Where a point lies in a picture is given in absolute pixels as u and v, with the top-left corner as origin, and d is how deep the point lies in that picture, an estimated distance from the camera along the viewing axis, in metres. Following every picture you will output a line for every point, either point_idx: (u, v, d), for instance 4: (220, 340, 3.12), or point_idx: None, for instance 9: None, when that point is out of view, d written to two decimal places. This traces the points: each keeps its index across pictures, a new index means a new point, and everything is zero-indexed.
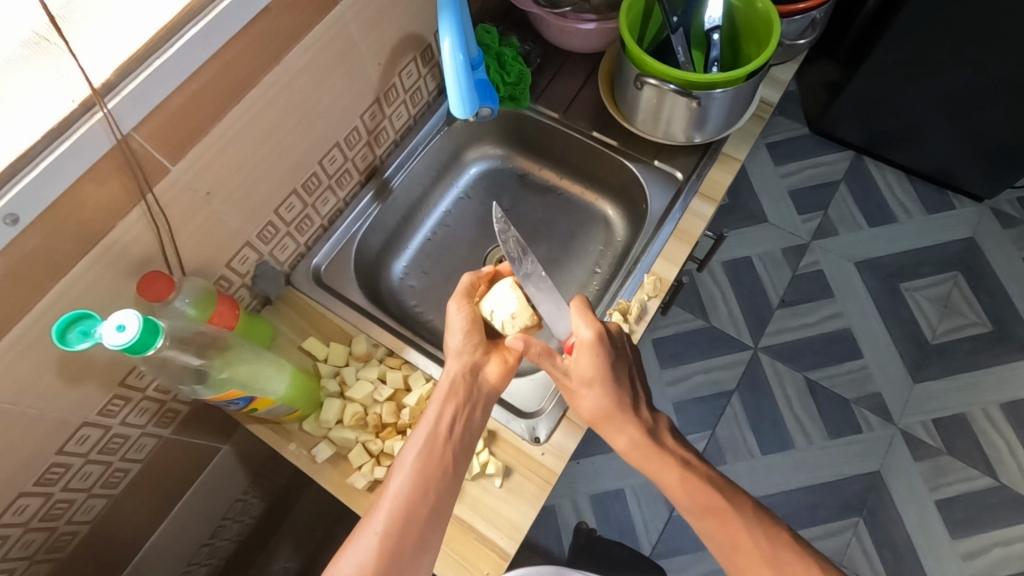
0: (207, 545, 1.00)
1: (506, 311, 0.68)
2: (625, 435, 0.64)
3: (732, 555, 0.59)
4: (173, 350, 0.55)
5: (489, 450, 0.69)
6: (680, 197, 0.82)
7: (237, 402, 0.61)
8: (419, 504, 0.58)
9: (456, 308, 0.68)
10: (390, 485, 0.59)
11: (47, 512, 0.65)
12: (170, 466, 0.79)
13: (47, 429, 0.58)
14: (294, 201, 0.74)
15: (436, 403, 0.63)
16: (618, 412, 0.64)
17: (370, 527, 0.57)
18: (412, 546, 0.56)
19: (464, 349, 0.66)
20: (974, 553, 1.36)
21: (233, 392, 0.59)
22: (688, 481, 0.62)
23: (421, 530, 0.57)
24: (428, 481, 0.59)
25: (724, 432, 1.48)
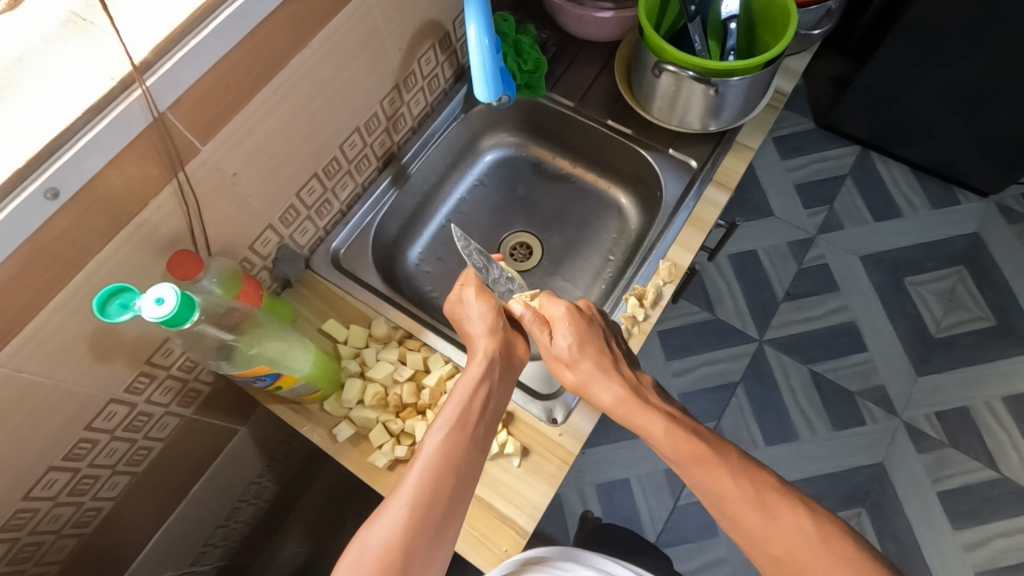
0: (222, 527, 1.01)
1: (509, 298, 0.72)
2: (611, 393, 0.65)
3: (723, 501, 0.58)
4: (206, 325, 0.56)
5: (508, 431, 0.70)
6: (694, 185, 0.83)
7: (264, 378, 0.62)
8: (448, 474, 0.57)
9: (470, 292, 0.70)
10: (422, 451, 0.58)
11: (74, 487, 0.66)
12: (192, 446, 0.81)
13: (78, 405, 0.60)
14: (315, 185, 0.75)
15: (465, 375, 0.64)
16: (599, 373, 0.66)
17: (399, 497, 0.55)
18: (441, 510, 0.55)
19: (482, 327, 0.68)
20: (976, 544, 1.38)
21: (261, 369, 0.60)
22: (671, 433, 0.62)
23: (452, 497, 0.56)
24: (460, 450, 0.59)
25: (729, 422, 1.50)
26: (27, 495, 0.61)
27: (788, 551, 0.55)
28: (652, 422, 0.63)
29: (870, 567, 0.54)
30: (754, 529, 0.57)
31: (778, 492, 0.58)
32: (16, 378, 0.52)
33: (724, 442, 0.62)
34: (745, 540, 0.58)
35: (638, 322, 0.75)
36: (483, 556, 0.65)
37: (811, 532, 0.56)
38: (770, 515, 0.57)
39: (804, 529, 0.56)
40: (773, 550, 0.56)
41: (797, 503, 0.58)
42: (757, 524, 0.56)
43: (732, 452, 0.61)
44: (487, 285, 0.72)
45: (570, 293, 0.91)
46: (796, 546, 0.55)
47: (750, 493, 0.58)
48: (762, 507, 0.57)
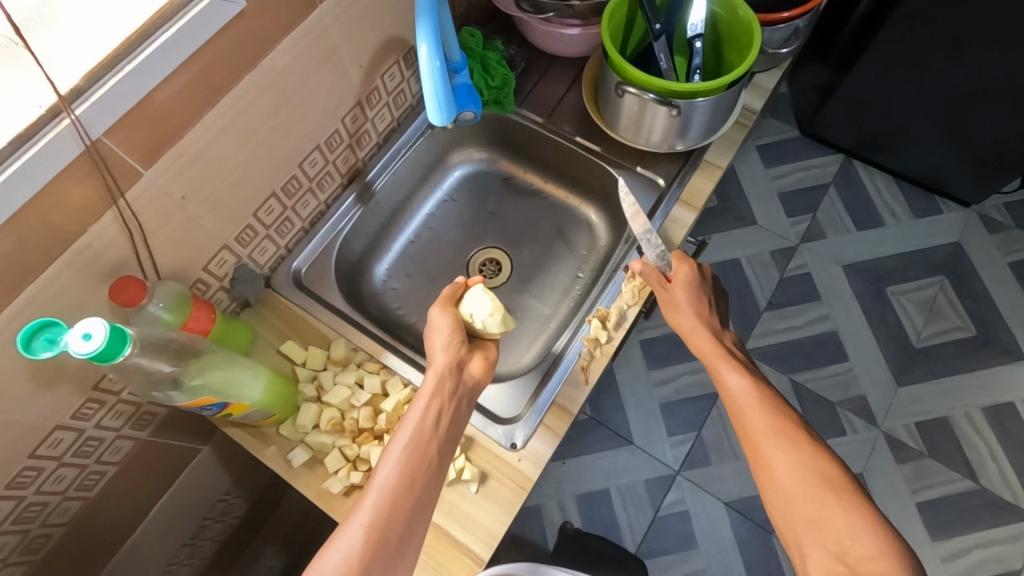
0: (187, 545, 1.00)
1: (479, 319, 0.67)
2: (692, 325, 0.69)
3: (756, 429, 0.59)
4: (142, 359, 0.54)
5: (466, 456, 0.69)
6: (662, 204, 0.82)
7: (210, 408, 0.62)
8: (405, 499, 0.55)
9: (440, 312, 0.68)
10: (379, 473, 0.56)
11: (20, 514, 0.64)
12: (148, 467, 0.79)
13: (18, 435, 0.58)
14: (273, 204, 0.74)
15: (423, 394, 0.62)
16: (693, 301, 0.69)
17: (357, 519, 0.53)
18: (394, 535, 0.53)
19: (444, 347, 0.66)
20: (954, 555, 1.48)
21: (206, 400, 0.59)
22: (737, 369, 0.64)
23: (409, 521, 0.54)
24: (416, 473, 0.57)
25: (709, 433, 1.49)
26: None
27: (792, 487, 0.55)
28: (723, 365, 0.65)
29: (872, 531, 0.50)
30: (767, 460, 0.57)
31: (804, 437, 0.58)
32: None
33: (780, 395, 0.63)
34: (759, 472, 0.58)
35: (601, 344, 0.74)
36: None
37: (818, 479, 0.54)
38: (800, 454, 0.57)
39: (828, 474, 0.55)
40: (778, 481, 0.56)
41: (819, 454, 0.57)
42: (769, 454, 0.57)
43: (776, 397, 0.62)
44: (453, 300, 0.69)
45: (539, 311, 0.90)
46: (797, 485, 0.55)
47: (775, 432, 0.58)
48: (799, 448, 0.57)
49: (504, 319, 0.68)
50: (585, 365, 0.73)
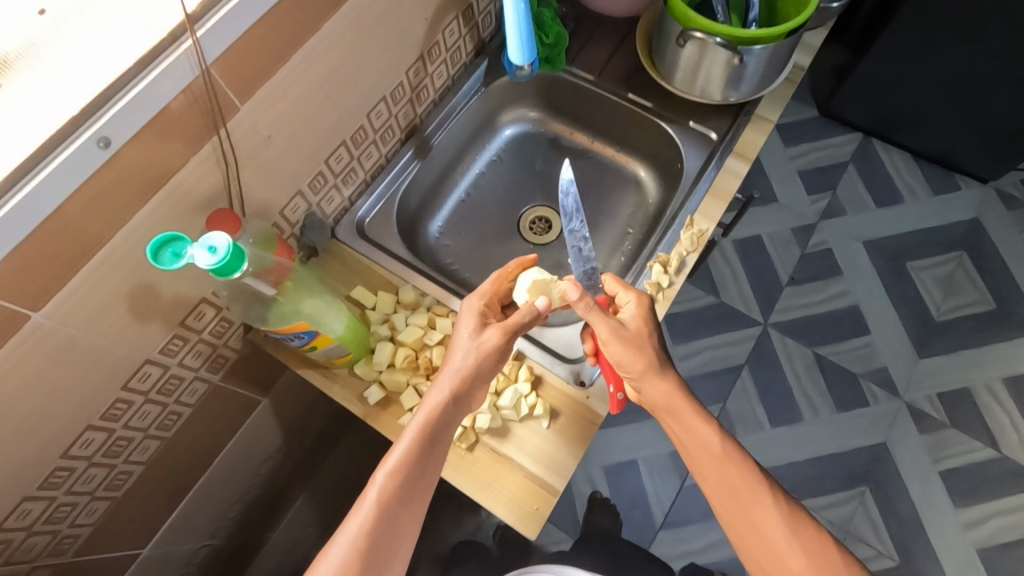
0: (241, 501, 1.03)
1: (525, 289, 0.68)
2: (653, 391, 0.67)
3: (748, 497, 0.65)
4: (250, 278, 0.57)
5: (537, 394, 0.71)
6: (715, 156, 0.84)
7: (301, 336, 0.62)
8: (398, 512, 0.58)
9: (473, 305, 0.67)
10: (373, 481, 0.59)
11: (109, 448, 0.66)
12: (217, 412, 0.81)
13: (114, 364, 0.60)
14: (342, 153, 0.76)
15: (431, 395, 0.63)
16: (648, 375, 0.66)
17: (349, 530, 0.57)
18: (379, 546, 0.57)
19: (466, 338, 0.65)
20: (976, 522, 1.55)
21: (300, 325, 0.61)
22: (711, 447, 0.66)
23: (399, 534, 0.58)
24: (410, 478, 0.59)
25: (734, 404, 1.70)
26: (65, 453, 0.61)
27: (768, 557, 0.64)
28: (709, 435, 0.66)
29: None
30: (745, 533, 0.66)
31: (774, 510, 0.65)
32: (58, 333, 0.53)
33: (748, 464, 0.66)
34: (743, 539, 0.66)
35: (663, 289, 0.76)
36: (517, 516, 0.66)
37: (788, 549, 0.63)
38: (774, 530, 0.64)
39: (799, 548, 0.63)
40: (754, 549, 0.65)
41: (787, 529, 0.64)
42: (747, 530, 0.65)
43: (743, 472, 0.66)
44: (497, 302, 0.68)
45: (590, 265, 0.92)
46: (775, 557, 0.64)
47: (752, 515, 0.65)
48: (789, 513, 0.65)
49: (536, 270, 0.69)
50: None
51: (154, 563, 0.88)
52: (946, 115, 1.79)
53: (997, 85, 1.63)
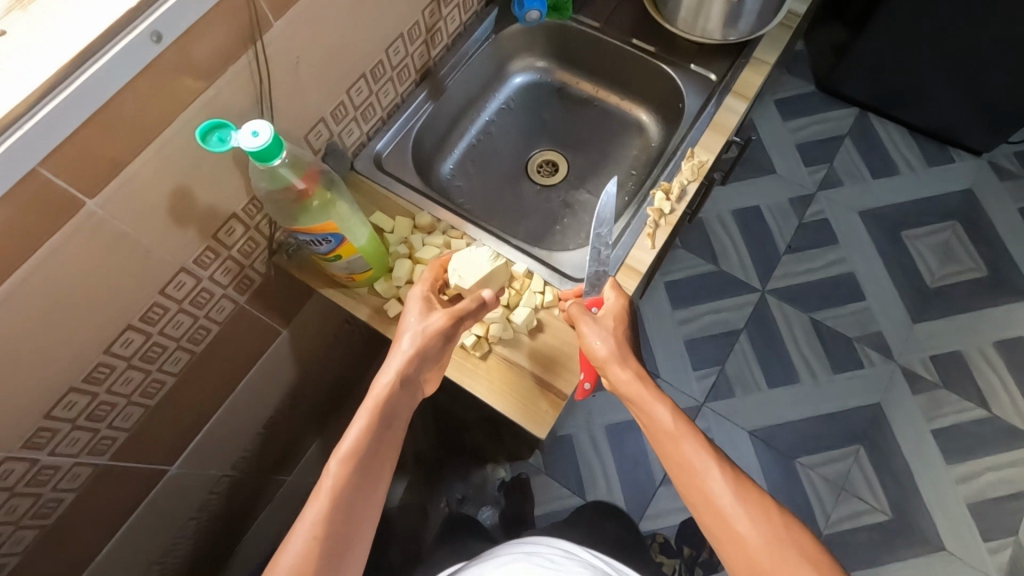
0: (259, 435, 1.07)
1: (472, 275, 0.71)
2: (624, 371, 0.68)
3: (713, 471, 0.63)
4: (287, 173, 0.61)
5: (549, 307, 0.76)
6: (714, 95, 0.88)
7: (329, 240, 0.65)
8: (355, 496, 0.59)
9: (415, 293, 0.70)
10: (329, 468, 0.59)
11: (145, 352, 0.70)
12: (241, 336, 0.85)
13: (154, 265, 0.64)
14: (362, 86, 0.80)
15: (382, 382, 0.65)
16: (614, 355, 0.68)
17: (305, 521, 0.57)
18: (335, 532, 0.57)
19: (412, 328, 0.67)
20: (967, 478, 1.60)
21: (329, 225, 0.63)
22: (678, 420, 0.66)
23: (357, 521, 0.59)
24: (367, 460, 0.61)
25: (732, 367, 1.74)
26: (107, 349, 0.65)
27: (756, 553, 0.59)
28: (661, 409, 0.66)
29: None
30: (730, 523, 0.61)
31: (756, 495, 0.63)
32: (108, 225, 0.57)
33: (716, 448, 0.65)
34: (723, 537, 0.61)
35: (665, 215, 0.80)
36: (527, 417, 0.70)
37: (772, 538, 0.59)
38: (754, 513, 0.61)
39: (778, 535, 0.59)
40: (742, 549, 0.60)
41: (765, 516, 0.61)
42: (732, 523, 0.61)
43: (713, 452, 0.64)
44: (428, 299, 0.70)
45: (595, 204, 0.96)
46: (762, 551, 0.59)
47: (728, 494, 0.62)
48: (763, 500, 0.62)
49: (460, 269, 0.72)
50: (650, 233, 0.79)
51: (181, 485, 0.92)
52: (940, 89, 1.83)
53: (989, 61, 1.68)
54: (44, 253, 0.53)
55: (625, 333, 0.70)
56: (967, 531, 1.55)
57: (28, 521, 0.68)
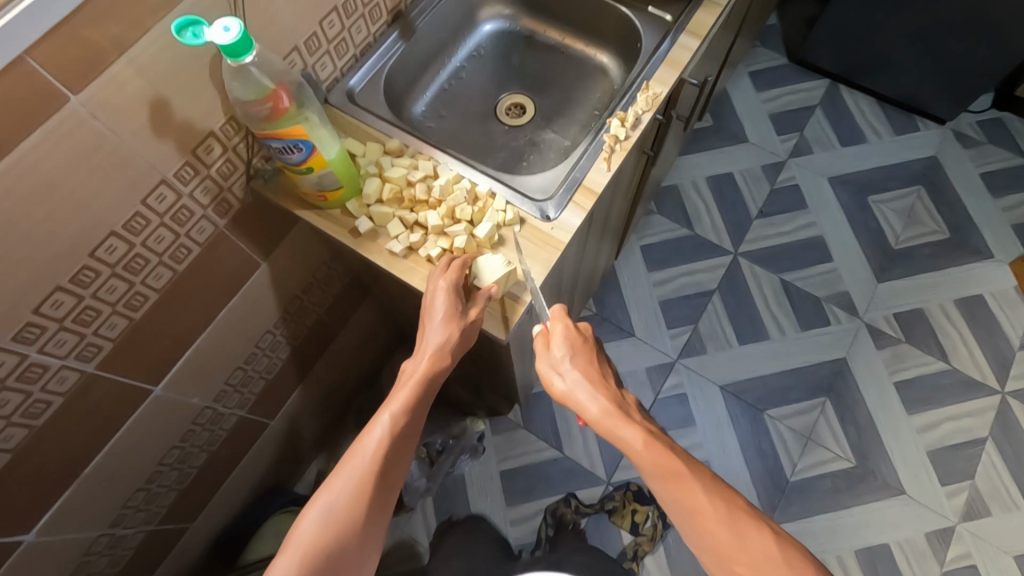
0: (241, 371, 1.11)
1: (493, 275, 0.76)
2: (597, 405, 0.76)
3: (689, 489, 0.70)
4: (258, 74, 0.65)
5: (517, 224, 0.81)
6: (670, 34, 0.93)
7: (299, 147, 0.69)
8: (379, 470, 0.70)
9: (442, 286, 0.74)
10: (368, 436, 0.71)
11: (128, 262, 0.75)
12: (222, 262, 0.90)
13: (136, 173, 0.69)
14: (334, 19, 0.84)
15: (418, 367, 0.75)
16: (585, 388, 0.77)
17: (330, 492, 0.69)
18: (374, 496, 0.70)
19: (441, 322, 0.74)
20: (927, 427, 1.67)
21: (298, 131, 0.68)
22: (650, 446, 0.72)
23: (377, 493, 0.70)
24: (402, 434, 0.72)
25: (705, 325, 1.80)
26: (93, 253, 0.69)
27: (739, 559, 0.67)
28: (630, 432, 0.73)
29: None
30: (714, 537, 0.68)
31: (736, 510, 0.70)
32: (93, 124, 0.61)
33: (696, 464, 0.73)
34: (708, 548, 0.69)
35: (621, 141, 0.85)
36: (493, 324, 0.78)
37: (750, 547, 0.67)
38: (730, 526, 0.68)
39: (752, 545, 0.67)
40: (727, 555, 0.68)
41: (741, 527, 0.68)
42: (719, 536, 0.68)
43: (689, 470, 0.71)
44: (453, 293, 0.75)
45: (560, 143, 1.02)
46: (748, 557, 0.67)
47: (708, 507, 0.69)
48: (739, 518, 0.69)
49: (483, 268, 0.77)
50: (607, 157, 0.84)
51: (166, 410, 0.97)
52: (904, 59, 1.91)
53: (947, 31, 1.75)
54: (32, 142, 0.57)
55: (594, 372, 0.79)
56: (925, 476, 1.62)
57: (18, 419, 0.72)
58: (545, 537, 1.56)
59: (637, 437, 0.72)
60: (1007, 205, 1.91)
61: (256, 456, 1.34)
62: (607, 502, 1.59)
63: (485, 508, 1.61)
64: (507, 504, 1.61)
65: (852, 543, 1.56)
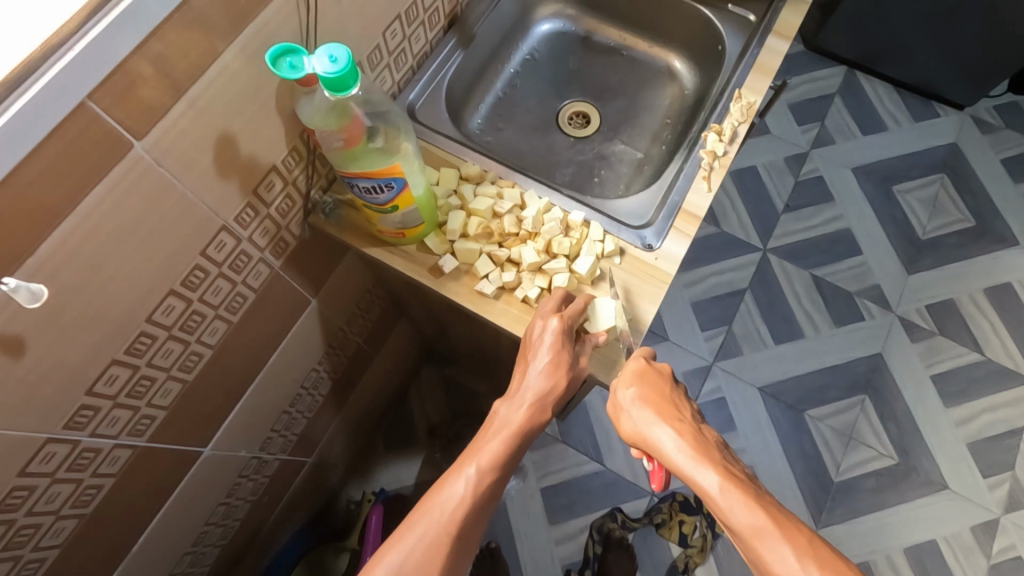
0: (286, 414, 1.01)
1: (608, 322, 0.69)
2: (667, 437, 0.61)
3: (789, 555, 0.51)
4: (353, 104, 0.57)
5: (619, 256, 0.73)
6: (755, 36, 0.86)
7: (390, 185, 0.60)
8: (461, 524, 0.57)
9: (554, 324, 0.65)
10: (448, 488, 0.59)
11: (185, 322, 0.64)
12: (275, 305, 0.80)
13: (198, 220, 0.59)
14: (397, 29, 0.74)
15: (517, 415, 0.64)
16: (656, 418, 0.63)
17: (402, 548, 0.55)
18: (451, 556, 0.56)
19: (549, 367, 0.65)
20: (966, 420, 1.66)
21: (393, 168, 0.59)
22: (733, 496, 0.55)
23: (458, 550, 0.57)
24: (487, 491, 0.60)
25: (739, 325, 1.76)
26: (149, 317, 0.59)
27: None
28: (710, 476, 0.56)
29: None
30: None
31: None
32: (155, 171, 0.51)
33: (802, 529, 0.53)
34: None
35: (719, 157, 0.77)
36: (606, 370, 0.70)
37: None
38: None
39: None
40: None
41: None
42: None
43: (789, 532, 0.52)
44: (564, 330, 0.66)
45: (631, 154, 0.94)
46: None
47: None
48: None
49: (598, 312, 0.69)
50: (705, 176, 0.76)
51: (213, 469, 0.87)
52: (924, 46, 1.87)
53: (972, 17, 1.71)
54: (92, 200, 0.47)
55: (669, 404, 0.65)
56: (966, 469, 1.61)
57: (67, 510, 0.63)
58: (593, 555, 1.50)
59: (717, 483, 0.55)
60: None
61: (293, 497, 1.24)
62: (655, 516, 1.53)
63: (528, 528, 1.54)
64: (551, 523, 1.55)
65: (900, 541, 1.55)
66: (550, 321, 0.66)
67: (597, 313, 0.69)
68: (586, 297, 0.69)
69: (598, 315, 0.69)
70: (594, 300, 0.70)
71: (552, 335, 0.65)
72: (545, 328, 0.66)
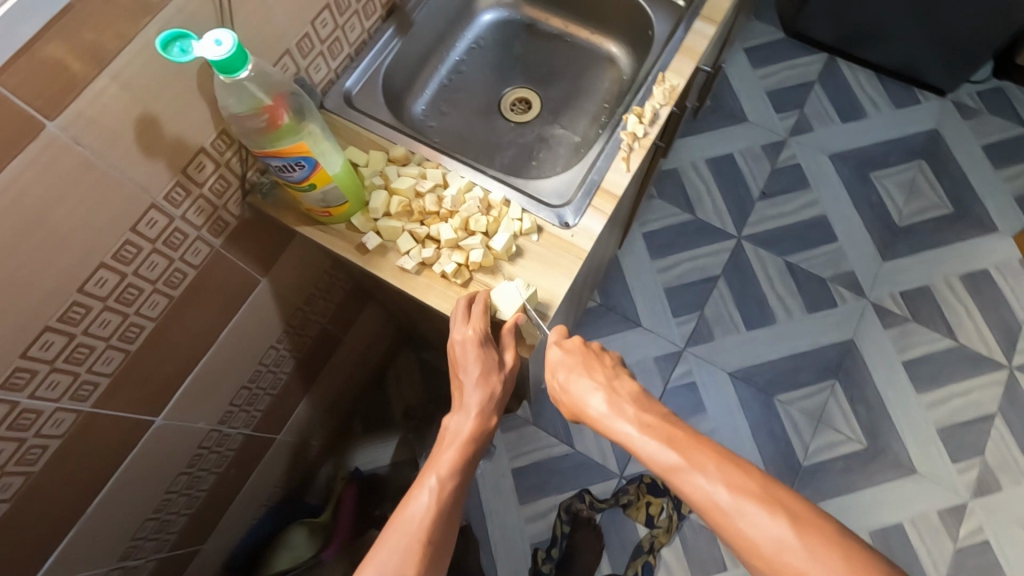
0: (246, 389, 1.06)
1: (513, 306, 0.71)
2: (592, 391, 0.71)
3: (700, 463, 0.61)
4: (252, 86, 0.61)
5: (537, 233, 0.76)
6: (683, 20, 0.88)
7: (301, 164, 0.64)
8: (436, 526, 0.61)
9: (470, 336, 0.69)
10: (413, 503, 0.63)
11: (121, 294, 0.69)
12: (220, 283, 0.84)
13: (125, 196, 0.63)
14: (327, 17, 0.78)
15: (464, 425, 0.70)
16: (581, 376, 0.73)
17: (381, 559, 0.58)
18: (427, 558, 0.59)
19: (479, 378, 0.71)
20: (937, 403, 1.67)
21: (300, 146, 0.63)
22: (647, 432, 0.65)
23: (438, 552, 0.61)
24: (452, 496, 0.64)
25: (711, 310, 1.78)
26: (82, 287, 0.64)
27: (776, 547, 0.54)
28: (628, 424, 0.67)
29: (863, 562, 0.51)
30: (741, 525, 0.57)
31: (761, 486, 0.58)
32: (74, 148, 0.56)
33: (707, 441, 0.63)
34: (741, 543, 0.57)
35: (638, 138, 0.80)
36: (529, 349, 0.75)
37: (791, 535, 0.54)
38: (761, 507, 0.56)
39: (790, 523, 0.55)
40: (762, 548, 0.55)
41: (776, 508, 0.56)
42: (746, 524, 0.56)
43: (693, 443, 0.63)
44: (482, 337, 0.70)
45: (570, 138, 0.97)
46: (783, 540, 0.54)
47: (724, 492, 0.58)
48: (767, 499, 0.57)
49: (500, 299, 0.72)
50: (625, 156, 0.79)
51: (169, 439, 0.92)
52: (902, 30, 1.86)
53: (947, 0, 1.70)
54: (9, 175, 0.52)
55: (592, 363, 0.75)
56: (936, 453, 1.62)
57: (12, 467, 0.68)
58: (561, 534, 1.52)
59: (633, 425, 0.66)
60: (1009, 175, 1.89)
61: (264, 474, 1.29)
62: (623, 496, 1.55)
63: (499, 508, 1.58)
64: (521, 502, 1.58)
65: (866, 522, 1.56)
66: (462, 332, 0.70)
67: (496, 301, 0.72)
68: (484, 291, 0.72)
69: (500, 304, 0.72)
70: (493, 291, 0.72)
71: (470, 344, 0.70)
72: (462, 341, 0.70)
